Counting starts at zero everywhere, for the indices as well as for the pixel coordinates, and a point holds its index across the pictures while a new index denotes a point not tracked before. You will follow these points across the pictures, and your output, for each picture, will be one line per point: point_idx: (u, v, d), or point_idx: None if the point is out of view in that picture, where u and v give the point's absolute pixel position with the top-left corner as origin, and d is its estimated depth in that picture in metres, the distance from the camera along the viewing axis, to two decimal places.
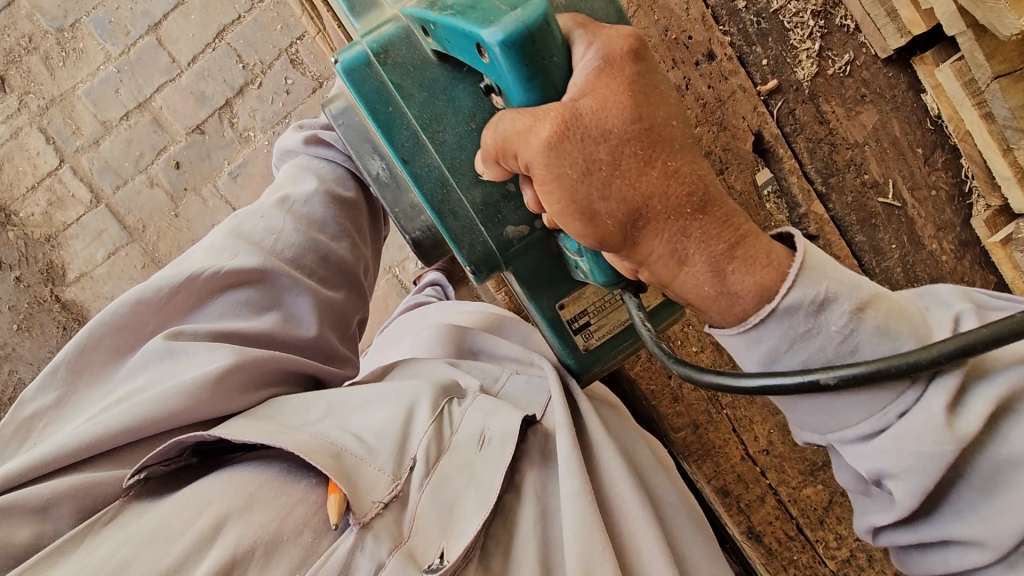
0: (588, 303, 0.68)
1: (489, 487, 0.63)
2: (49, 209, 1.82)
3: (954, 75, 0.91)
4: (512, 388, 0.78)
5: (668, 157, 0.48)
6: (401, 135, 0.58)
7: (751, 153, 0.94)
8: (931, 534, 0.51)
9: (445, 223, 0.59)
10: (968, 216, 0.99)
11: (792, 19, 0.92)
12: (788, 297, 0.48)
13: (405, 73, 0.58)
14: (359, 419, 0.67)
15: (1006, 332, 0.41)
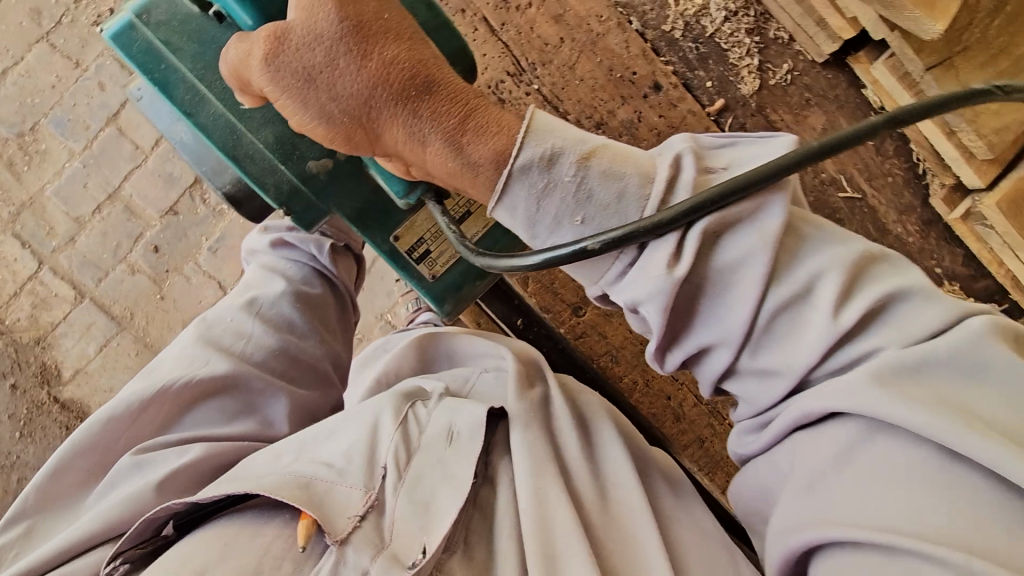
0: (422, 231, 0.76)
1: (461, 481, 0.61)
2: (35, 311, 1.82)
3: (888, 71, 0.94)
4: (483, 384, 0.77)
5: (382, 47, 0.53)
6: (179, 89, 0.66)
7: None
8: (691, 345, 0.54)
9: (244, 166, 0.67)
10: (927, 196, 1.02)
11: (728, 39, 0.96)
12: (519, 158, 0.52)
13: (171, 29, 0.65)
14: (329, 447, 0.66)
15: (715, 199, 0.49)
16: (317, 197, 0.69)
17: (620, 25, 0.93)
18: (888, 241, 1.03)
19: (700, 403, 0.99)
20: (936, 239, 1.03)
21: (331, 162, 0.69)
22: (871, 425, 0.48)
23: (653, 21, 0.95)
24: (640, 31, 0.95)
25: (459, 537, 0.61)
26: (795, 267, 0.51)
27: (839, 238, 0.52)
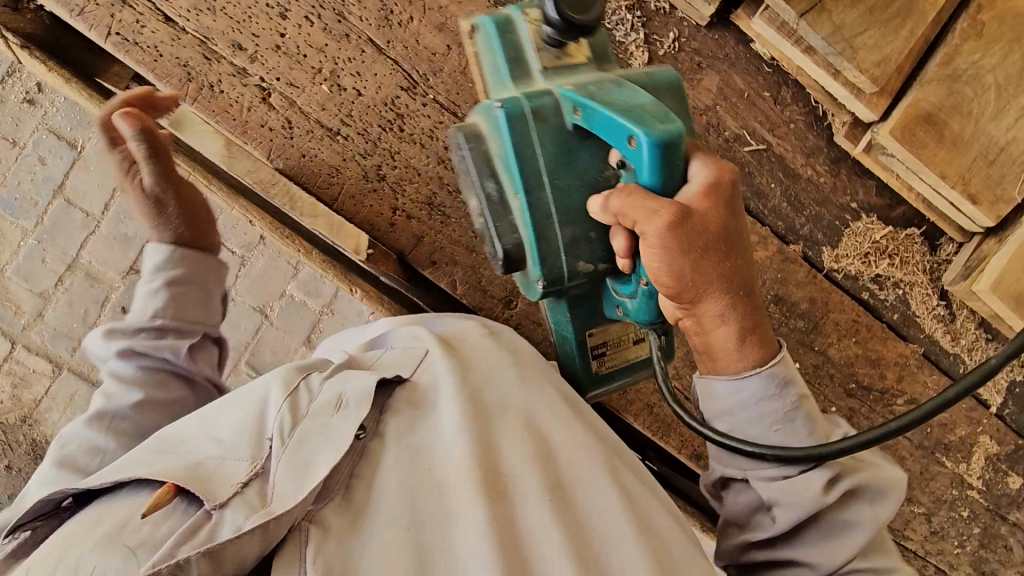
0: (610, 336, 0.86)
1: (342, 434, 0.67)
2: (16, 391, 1.84)
3: (766, 24, 0.96)
4: (386, 359, 0.82)
5: (701, 242, 0.65)
6: (525, 166, 0.71)
7: None
8: (783, 555, 0.72)
9: (540, 244, 0.72)
10: (831, 135, 1.06)
11: (610, 19, 0.98)
12: (766, 371, 0.69)
13: (545, 138, 0.71)
14: (225, 424, 0.72)
15: (908, 423, 0.67)
16: (579, 304, 0.82)
17: None
18: (801, 184, 1.06)
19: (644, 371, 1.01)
20: (846, 175, 1.07)
21: (597, 266, 0.76)
22: (817, 552, 0.70)
23: None
24: None
25: (339, 482, 0.66)
26: (848, 510, 0.70)
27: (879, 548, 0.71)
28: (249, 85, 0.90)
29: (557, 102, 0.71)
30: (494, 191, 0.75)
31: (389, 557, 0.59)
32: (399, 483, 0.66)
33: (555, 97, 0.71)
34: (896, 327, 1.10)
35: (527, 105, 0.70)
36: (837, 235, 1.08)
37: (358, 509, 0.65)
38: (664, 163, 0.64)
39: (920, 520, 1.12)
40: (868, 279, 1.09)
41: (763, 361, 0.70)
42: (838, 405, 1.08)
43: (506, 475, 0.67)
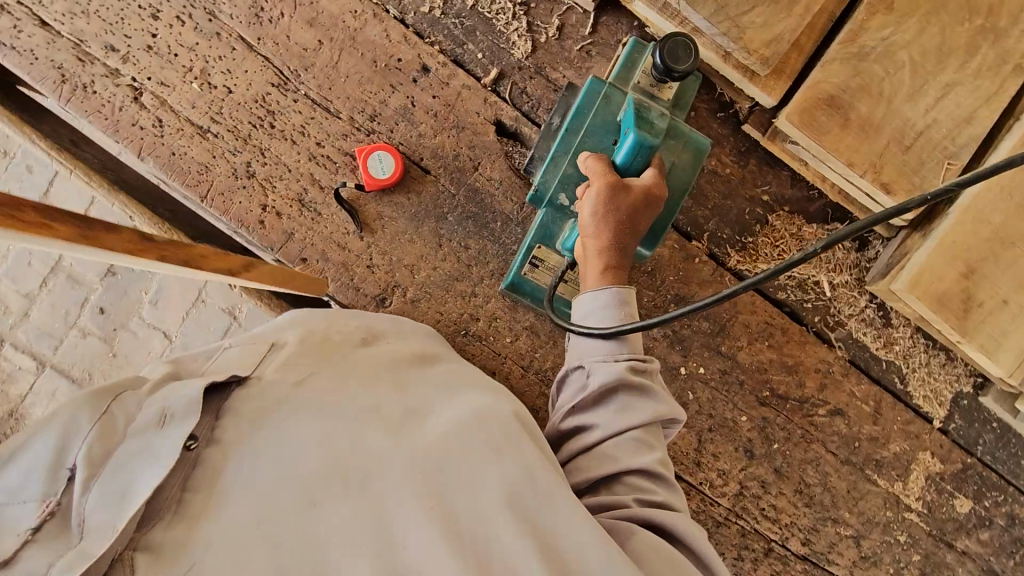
0: (552, 261, 0.91)
1: (167, 453, 0.59)
2: (5, 385, 2.02)
3: (648, 6, 0.89)
4: (226, 355, 0.76)
5: (625, 220, 0.79)
6: (594, 95, 0.85)
7: (493, 139, 0.96)
8: (589, 421, 0.77)
9: (577, 151, 0.85)
10: (738, 124, 0.98)
11: (491, 7, 0.95)
12: (596, 165, 0.81)
13: (594, 97, 0.85)
14: (5, 471, 0.56)
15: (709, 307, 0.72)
16: (540, 212, 0.89)
17: (376, 16, 0.94)
18: (704, 176, 0.99)
19: (529, 374, 0.97)
20: (756, 166, 0.99)
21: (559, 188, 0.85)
22: (627, 445, 0.74)
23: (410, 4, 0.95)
24: (399, 18, 0.95)
25: (170, 497, 0.59)
26: (646, 422, 0.74)
27: (671, 411, 0.76)
28: (121, 84, 0.91)
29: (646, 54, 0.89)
30: (554, 127, 0.92)
31: (243, 554, 0.56)
32: (246, 478, 0.61)
33: (643, 48, 0.90)
34: (817, 330, 1.01)
35: (605, 90, 0.85)
36: (748, 230, 0.99)
37: (193, 516, 0.58)
38: (642, 163, 0.80)
39: (848, 545, 1.01)
40: (786, 278, 0.99)
41: (621, 284, 0.80)
42: (750, 416, 1.00)
43: (353, 462, 0.64)
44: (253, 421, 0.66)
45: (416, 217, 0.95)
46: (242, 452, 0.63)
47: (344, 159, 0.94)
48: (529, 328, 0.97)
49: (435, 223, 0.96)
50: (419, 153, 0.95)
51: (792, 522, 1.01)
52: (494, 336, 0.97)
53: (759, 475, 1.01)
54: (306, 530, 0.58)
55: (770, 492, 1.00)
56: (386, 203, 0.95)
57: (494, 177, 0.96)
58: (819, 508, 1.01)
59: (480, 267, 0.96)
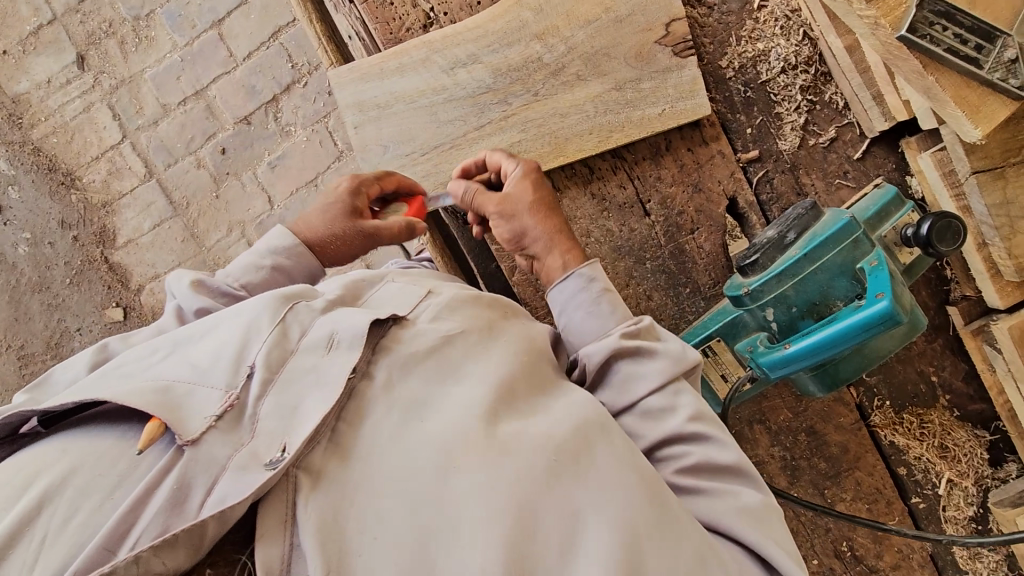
0: (724, 359, 0.93)
1: (332, 381, 0.63)
2: (108, 178, 2.10)
3: (933, 164, 0.89)
4: (379, 295, 0.78)
5: None
6: (844, 236, 0.83)
7: (721, 213, 0.96)
8: None
9: (807, 282, 0.84)
10: (944, 302, 0.97)
11: (780, 91, 0.94)
12: None
13: (842, 238, 0.83)
14: (198, 348, 0.67)
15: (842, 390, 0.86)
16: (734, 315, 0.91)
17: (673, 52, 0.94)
18: None
19: None
20: (941, 346, 0.99)
21: (772, 305, 0.86)
22: None
23: (708, 56, 0.95)
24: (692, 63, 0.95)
25: (327, 424, 0.61)
26: None
27: None
28: (418, 8, 0.93)
29: (907, 212, 0.87)
30: (785, 242, 0.87)
31: (390, 508, 0.56)
32: (392, 437, 0.61)
33: (905, 203, 0.88)
34: (916, 516, 1.01)
35: (857, 234, 0.83)
36: (902, 401, 1.00)
37: (346, 454, 0.60)
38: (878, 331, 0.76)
39: None
40: (913, 458, 1.00)
41: None
42: (819, 560, 1.02)
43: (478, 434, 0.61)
44: (402, 373, 0.67)
45: (617, 250, 0.96)
46: (394, 410, 0.63)
47: (580, 169, 0.96)
48: None
49: (632, 263, 0.97)
50: (649, 195, 0.96)
51: None
52: None
53: None
54: (422, 487, 0.57)
55: None
56: (597, 225, 0.96)
57: (703, 247, 0.96)
58: None
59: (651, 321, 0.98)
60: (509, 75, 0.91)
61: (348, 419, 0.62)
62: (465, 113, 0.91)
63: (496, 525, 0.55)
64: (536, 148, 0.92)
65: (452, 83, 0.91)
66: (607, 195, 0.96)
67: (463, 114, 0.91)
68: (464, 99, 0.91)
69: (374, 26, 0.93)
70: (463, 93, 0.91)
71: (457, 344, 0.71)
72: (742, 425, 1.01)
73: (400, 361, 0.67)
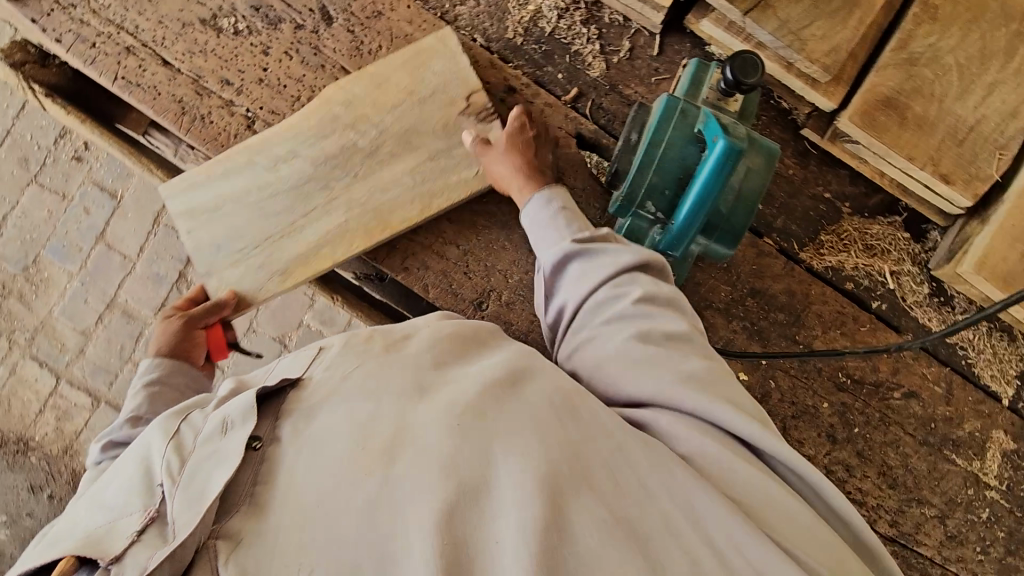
0: None
1: (232, 455, 0.65)
2: (58, 424, 2.07)
3: (714, 25, 0.99)
4: (275, 373, 0.81)
5: None
6: (670, 114, 0.90)
7: (574, 151, 1.04)
8: None
9: (667, 165, 0.90)
10: (796, 129, 1.06)
11: (567, 33, 1.06)
12: None
13: (672, 115, 0.90)
14: (111, 490, 0.69)
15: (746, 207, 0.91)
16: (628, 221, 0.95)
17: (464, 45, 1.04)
18: None
19: None
20: (816, 165, 1.07)
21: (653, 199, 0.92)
22: None
23: (492, 34, 1.06)
24: (485, 46, 1.06)
25: (243, 492, 0.63)
26: None
27: None
28: (236, 114, 1.01)
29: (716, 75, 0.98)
30: (632, 142, 0.97)
31: (313, 533, 0.58)
32: (305, 476, 0.63)
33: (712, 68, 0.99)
34: (885, 317, 1.05)
35: (681, 105, 0.91)
36: (815, 226, 1.06)
37: (264, 508, 0.61)
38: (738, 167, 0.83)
39: (936, 527, 1.02)
40: (851, 270, 1.06)
41: None
42: (829, 402, 1.03)
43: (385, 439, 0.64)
44: (306, 419, 0.68)
45: (506, 224, 1.02)
46: (301, 450, 0.65)
47: None
48: None
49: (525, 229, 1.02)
50: None
51: (878, 503, 1.02)
52: None
53: (843, 459, 1.02)
54: (336, 507, 0.59)
55: (858, 477, 1.02)
56: (479, 213, 1.02)
57: (577, 185, 1.04)
58: (903, 490, 1.02)
59: None
60: (347, 116, 0.99)
61: (265, 478, 0.64)
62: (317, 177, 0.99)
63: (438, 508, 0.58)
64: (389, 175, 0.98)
65: (295, 158, 0.99)
66: None
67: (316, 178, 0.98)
68: (313, 172, 0.98)
69: (207, 147, 1.01)
70: (306, 163, 0.99)
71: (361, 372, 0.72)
72: None
73: (304, 414, 0.69)
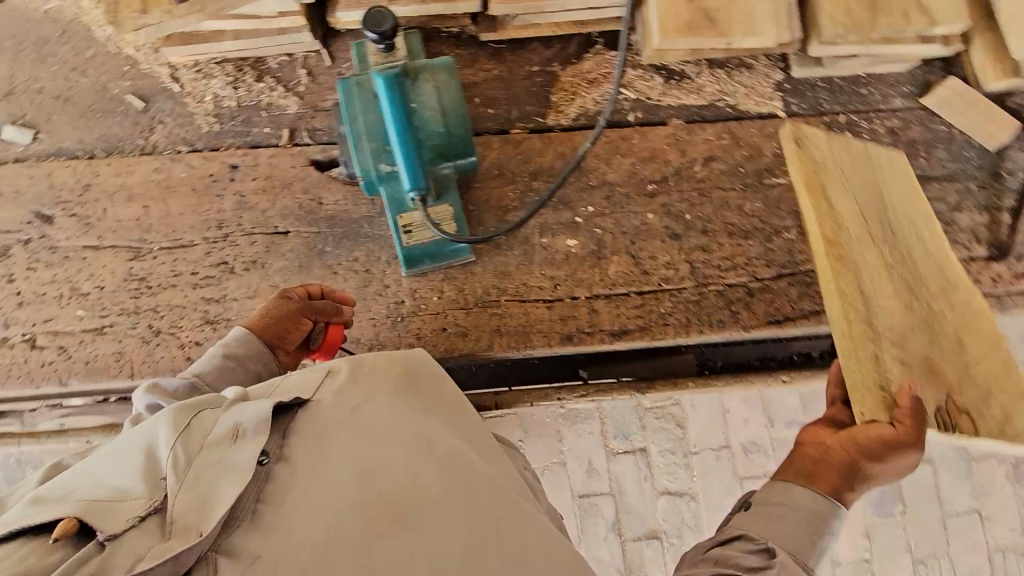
0: (421, 224, 1.02)
1: (241, 469, 0.63)
2: None
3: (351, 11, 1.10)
4: (284, 385, 0.79)
5: None
6: (351, 92, 0.99)
7: (317, 175, 1.10)
8: None
9: (373, 129, 0.97)
10: (476, 39, 1.17)
11: (252, 96, 1.14)
12: None
13: (354, 91, 0.99)
14: (111, 469, 0.62)
15: (459, 115, 0.99)
16: (385, 192, 1.01)
17: (175, 160, 1.10)
18: (484, 86, 1.16)
19: (472, 308, 1.04)
20: (510, 54, 1.17)
21: (381, 162, 0.97)
22: None
23: (193, 136, 1.12)
24: (193, 149, 1.12)
25: (246, 509, 0.63)
26: None
27: None
28: (15, 343, 1.01)
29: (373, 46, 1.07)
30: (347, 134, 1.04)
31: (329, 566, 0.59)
32: (311, 504, 0.64)
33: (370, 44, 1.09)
34: (647, 120, 1.14)
35: (355, 79, 0.99)
36: (543, 96, 1.15)
37: (272, 524, 0.62)
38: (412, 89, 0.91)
39: (803, 240, 1.08)
40: (595, 105, 1.15)
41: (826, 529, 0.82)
42: (652, 210, 1.09)
43: (399, 482, 0.68)
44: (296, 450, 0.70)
45: (302, 267, 1.06)
46: (307, 483, 0.66)
47: (221, 269, 1.05)
48: (446, 277, 1.05)
49: (321, 259, 1.07)
50: (273, 224, 1.08)
51: (746, 257, 1.07)
52: (421, 304, 1.04)
53: (696, 245, 1.08)
54: (347, 542, 0.62)
55: (717, 249, 1.07)
56: (275, 274, 1.06)
57: (337, 198, 1.09)
58: (757, 233, 1.08)
59: (376, 265, 1.06)
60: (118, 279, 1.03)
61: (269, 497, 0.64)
62: (122, 343, 1.01)
63: (432, 554, 0.63)
64: (186, 298, 1.03)
65: (93, 335, 1.02)
66: (252, 256, 1.06)
67: (122, 345, 1.01)
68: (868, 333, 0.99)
69: (8, 388, 1.00)
70: (106, 338, 1.01)
71: (370, 402, 0.77)
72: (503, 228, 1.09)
73: (305, 450, 0.70)
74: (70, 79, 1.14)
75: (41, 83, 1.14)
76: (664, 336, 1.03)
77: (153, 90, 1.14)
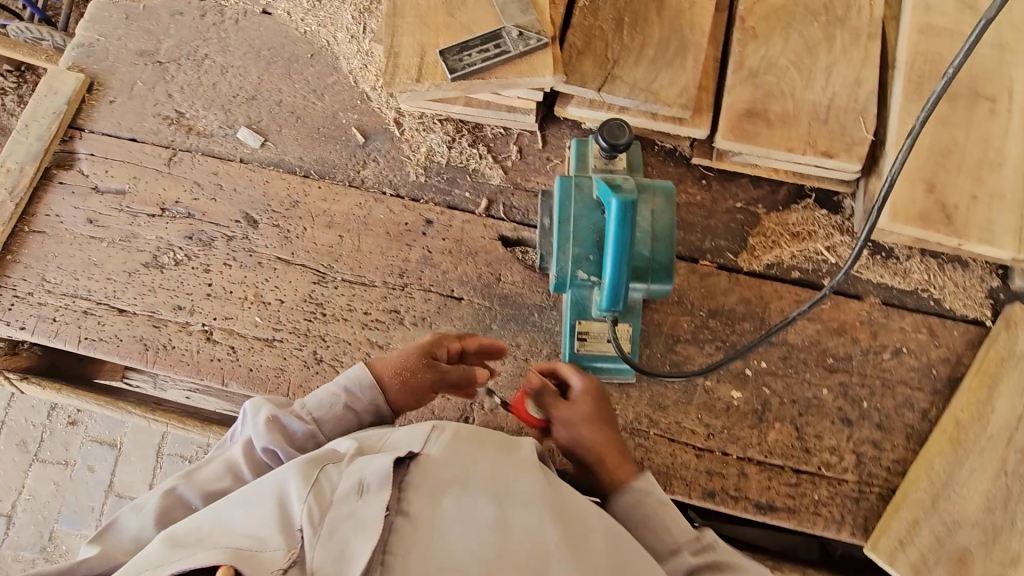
0: (597, 335, 1.02)
1: (372, 522, 0.62)
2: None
3: (580, 108, 1.12)
4: (394, 440, 0.77)
5: None
6: (570, 194, 0.99)
7: (503, 251, 1.12)
8: None
9: (582, 238, 0.97)
10: (688, 160, 1.16)
11: (462, 158, 1.18)
12: None
13: (571, 191, 0.99)
14: (246, 518, 0.65)
15: (666, 243, 0.98)
16: (573, 295, 1.01)
17: (377, 200, 1.15)
18: (684, 208, 1.15)
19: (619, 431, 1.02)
20: (717, 183, 1.15)
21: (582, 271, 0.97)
22: None
23: (399, 182, 1.17)
24: (395, 193, 1.16)
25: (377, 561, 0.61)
26: None
27: None
28: (195, 332, 1.08)
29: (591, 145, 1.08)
30: (547, 227, 1.05)
31: None
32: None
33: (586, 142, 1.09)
34: (842, 290, 1.09)
35: (575, 181, 1.00)
36: (741, 234, 1.13)
37: None
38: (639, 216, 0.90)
39: None
40: (791, 260, 1.11)
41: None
42: (828, 387, 1.04)
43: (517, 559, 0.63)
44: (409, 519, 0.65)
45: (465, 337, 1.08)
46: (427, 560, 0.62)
47: (392, 317, 1.09)
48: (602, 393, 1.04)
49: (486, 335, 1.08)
50: (450, 287, 1.10)
51: None
52: None
53: (865, 437, 1.01)
54: None
55: (887, 450, 1.01)
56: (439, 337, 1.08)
57: (515, 280, 1.11)
58: None
59: (537, 357, 1.07)
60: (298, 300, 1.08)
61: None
62: (287, 363, 1.06)
63: None
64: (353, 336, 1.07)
65: (263, 345, 1.07)
66: (423, 312, 1.09)
67: (287, 365, 1.06)
68: None
69: (176, 372, 1.06)
70: (274, 353, 1.06)
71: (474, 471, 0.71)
72: (669, 358, 1.06)
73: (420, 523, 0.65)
74: (306, 98, 1.22)
75: (280, 96, 1.22)
76: (810, 524, 0.98)
77: (375, 129, 1.20)
